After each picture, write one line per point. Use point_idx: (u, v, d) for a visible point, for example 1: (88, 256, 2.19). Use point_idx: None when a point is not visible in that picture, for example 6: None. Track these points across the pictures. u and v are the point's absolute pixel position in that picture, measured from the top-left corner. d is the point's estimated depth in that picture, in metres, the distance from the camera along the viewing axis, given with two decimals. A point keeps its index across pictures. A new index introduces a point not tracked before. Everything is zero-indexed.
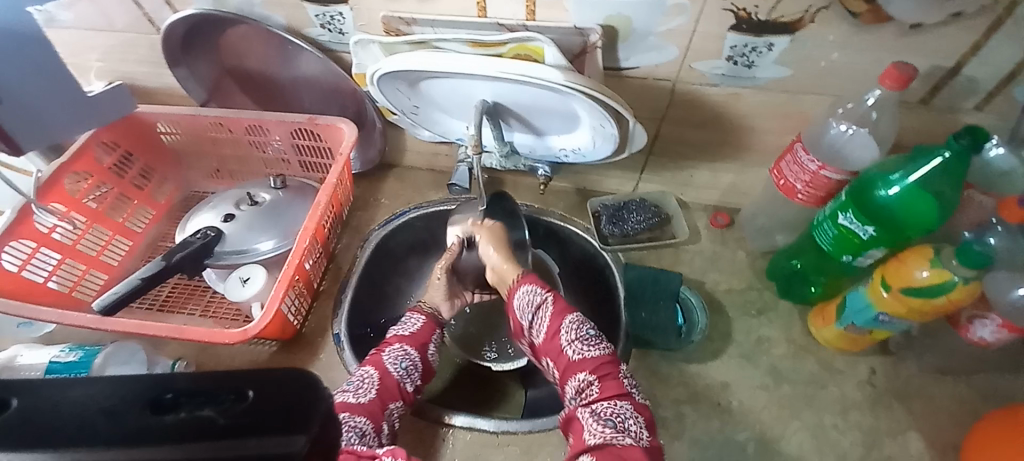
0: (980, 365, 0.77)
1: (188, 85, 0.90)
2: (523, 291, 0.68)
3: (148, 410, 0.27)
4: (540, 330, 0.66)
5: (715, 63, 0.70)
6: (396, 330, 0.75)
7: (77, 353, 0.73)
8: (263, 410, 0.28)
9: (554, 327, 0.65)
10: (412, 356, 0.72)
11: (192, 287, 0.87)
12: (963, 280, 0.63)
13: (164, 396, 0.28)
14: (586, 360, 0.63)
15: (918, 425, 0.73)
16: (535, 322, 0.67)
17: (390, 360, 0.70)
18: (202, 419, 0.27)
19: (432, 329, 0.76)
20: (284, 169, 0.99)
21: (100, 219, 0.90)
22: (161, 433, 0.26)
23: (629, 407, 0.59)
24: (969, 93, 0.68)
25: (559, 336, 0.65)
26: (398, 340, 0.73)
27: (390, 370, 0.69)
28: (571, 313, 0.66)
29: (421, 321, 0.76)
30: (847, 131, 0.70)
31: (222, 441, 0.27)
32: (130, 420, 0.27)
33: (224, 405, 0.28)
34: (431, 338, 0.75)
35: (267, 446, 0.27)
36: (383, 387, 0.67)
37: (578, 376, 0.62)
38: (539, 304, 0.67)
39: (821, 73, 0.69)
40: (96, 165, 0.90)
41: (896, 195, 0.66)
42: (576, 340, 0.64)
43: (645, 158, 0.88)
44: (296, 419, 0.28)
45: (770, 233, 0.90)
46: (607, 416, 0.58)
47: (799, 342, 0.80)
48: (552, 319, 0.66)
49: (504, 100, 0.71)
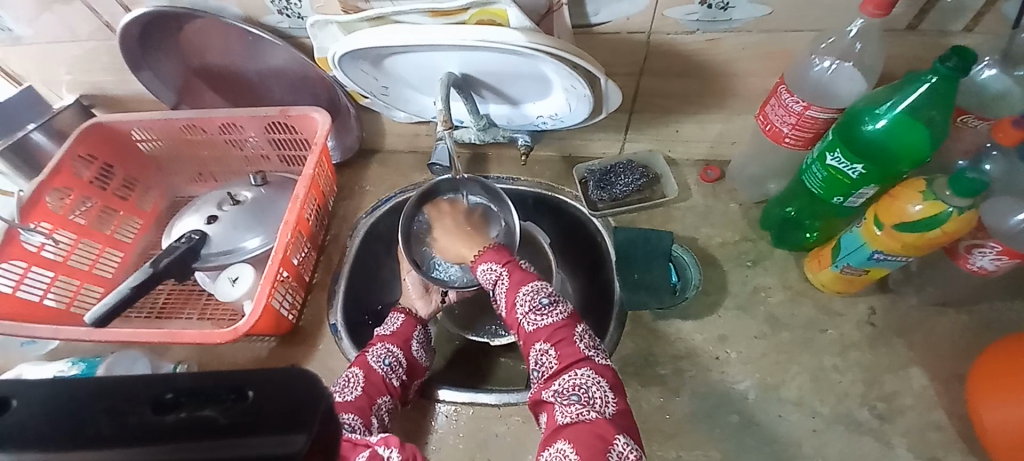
0: (982, 295, 0.76)
1: (156, 89, 0.88)
2: (481, 269, 0.69)
3: (149, 410, 0.25)
4: (501, 304, 0.67)
5: (689, 8, 0.66)
6: (378, 331, 0.77)
7: (79, 366, 0.74)
8: (265, 411, 0.26)
9: (509, 300, 0.66)
10: (395, 352, 0.73)
11: (187, 292, 0.88)
12: (958, 210, 0.61)
13: (164, 395, 0.25)
14: (540, 328, 0.63)
15: (920, 359, 0.72)
16: (496, 296, 0.68)
17: (374, 358, 0.71)
18: (203, 419, 0.25)
19: (413, 326, 0.78)
20: (265, 165, 0.98)
21: (88, 233, 0.90)
22: (160, 433, 0.25)
23: (587, 369, 0.58)
24: (960, 13, 0.64)
25: (516, 308, 0.65)
26: (381, 341, 0.74)
27: (374, 367, 0.70)
28: (528, 282, 0.66)
29: (401, 320, 0.78)
30: (829, 67, 0.67)
31: (222, 441, 0.25)
32: (130, 420, 0.25)
33: (225, 404, 0.26)
34: (412, 334, 0.76)
35: (266, 447, 0.25)
36: (368, 383, 0.68)
37: (535, 347, 0.62)
38: (498, 280, 0.68)
39: (801, 7, 0.65)
40: (75, 179, 0.88)
41: (884, 128, 0.64)
42: (530, 311, 0.63)
43: (627, 117, 0.86)
44: (299, 417, 0.25)
45: (762, 182, 0.88)
46: (570, 391, 0.57)
47: (796, 288, 0.80)
48: (508, 292, 0.66)
49: (470, 70, 0.69)
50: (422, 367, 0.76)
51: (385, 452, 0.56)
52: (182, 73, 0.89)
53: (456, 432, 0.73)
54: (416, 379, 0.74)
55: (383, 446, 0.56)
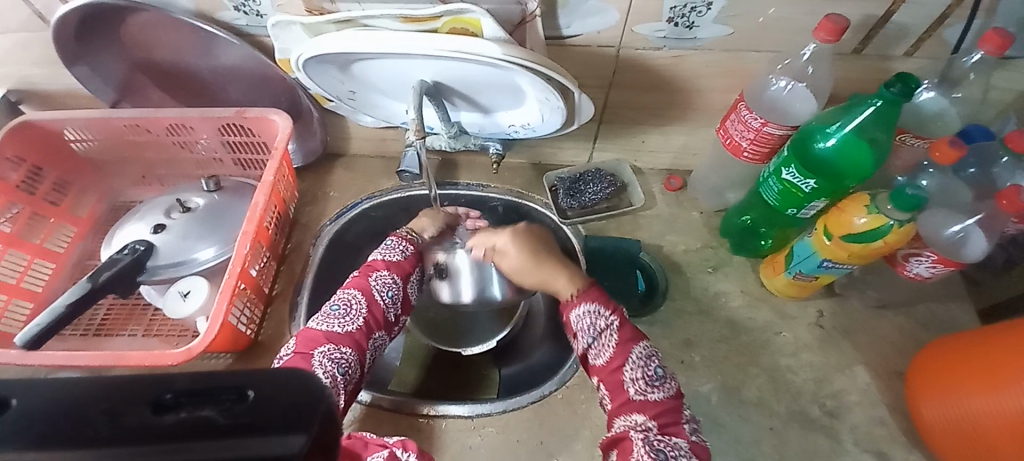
0: (916, 296, 0.84)
1: (93, 85, 0.81)
2: (581, 315, 0.62)
3: (146, 411, 0.22)
4: (602, 355, 0.61)
5: (658, 25, 0.68)
6: (381, 255, 0.75)
7: None
8: (267, 409, 0.23)
9: (616, 362, 0.60)
10: (398, 285, 0.73)
11: (130, 307, 0.81)
12: (898, 223, 0.66)
13: (163, 396, 0.23)
14: (646, 400, 0.58)
15: (863, 358, 0.79)
16: (597, 345, 0.61)
17: (377, 287, 0.70)
18: (202, 419, 0.22)
19: (416, 261, 0.78)
20: (219, 169, 0.92)
21: (15, 242, 0.81)
22: (159, 435, 0.22)
23: (687, 447, 0.56)
24: (899, 40, 0.69)
25: (622, 369, 0.60)
26: (386, 268, 0.73)
27: (377, 298, 0.70)
28: (639, 345, 0.61)
29: (407, 251, 0.77)
30: (785, 87, 0.71)
31: (222, 442, 0.22)
32: (128, 421, 0.22)
33: (224, 404, 0.23)
34: (414, 269, 0.76)
35: (269, 447, 0.22)
36: (369, 314, 0.68)
37: (634, 415, 0.58)
38: (603, 329, 0.62)
39: (760, 29, 0.69)
40: (1, 183, 0.80)
41: (833, 147, 0.69)
42: (642, 378, 0.59)
43: (597, 127, 0.87)
44: (301, 415, 0.23)
45: (721, 191, 0.92)
46: (660, 450, 0.54)
47: (754, 293, 0.84)
48: (616, 351, 0.60)
49: (443, 78, 0.67)
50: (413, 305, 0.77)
51: (402, 455, 0.55)
52: (124, 69, 0.82)
53: (429, 446, 0.72)
54: (408, 315, 0.75)
55: (402, 449, 0.55)
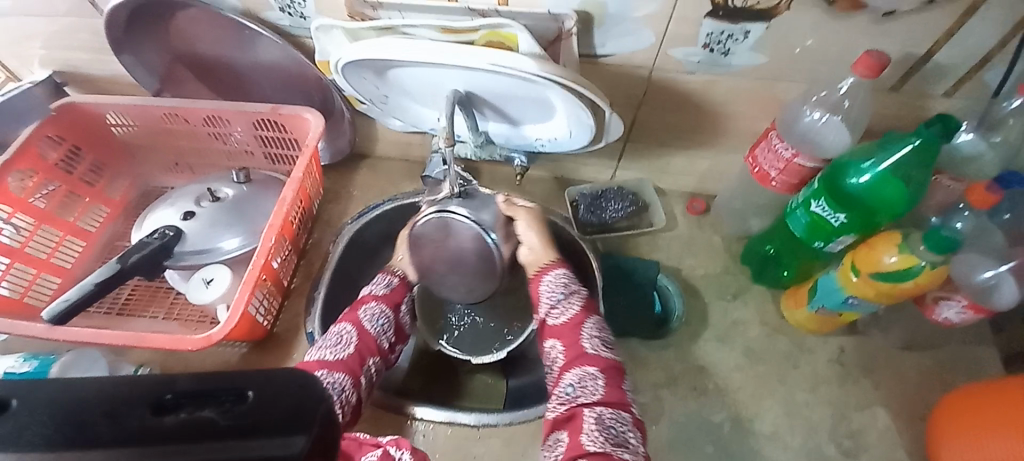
0: (942, 340, 0.81)
1: (138, 73, 0.84)
2: (556, 275, 0.72)
3: (147, 412, 0.23)
4: (563, 315, 0.70)
5: (692, 50, 0.68)
6: (369, 290, 0.79)
7: (31, 363, 0.70)
8: (266, 412, 0.24)
9: (577, 318, 0.69)
10: (387, 314, 0.77)
11: (153, 289, 0.83)
12: (930, 264, 0.64)
13: (164, 397, 0.24)
14: (597, 357, 0.65)
15: (884, 398, 0.76)
16: (563, 305, 0.71)
17: (367, 317, 0.74)
18: (203, 421, 0.24)
19: (404, 292, 0.82)
20: (249, 161, 0.95)
21: (49, 219, 0.84)
22: (160, 436, 0.23)
23: (630, 419, 0.60)
24: (938, 79, 0.68)
25: (581, 329, 0.68)
26: (375, 300, 0.77)
27: (367, 327, 0.73)
28: (595, 317, 0.70)
29: (394, 283, 0.81)
30: (819, 119, 0.70)
31: (223, 444, 0.23)
32: (130, 422, 0.23)
33: (225, 405, 0.24)
34: (403, 299, 0.81)
35: (269, 449, 0.23)
36: (360, 342, 0.71)
37: (584, 368, 0.64)
38: (572, 294, 0.72)
39: (796, 59, 0.68)
40: (41, 161, 0.83)
41: (866, 183, 0.68)
42: (596, 338, 0.67)
43: (622, 146, 0.87)
44: (300, 417, 0.25)
45: (744, 217, 0.91)
46: (609, 424, 0.58)
47: (773, 324, 0.82)
48: (577, 311, 0.70)
49: (476, 89, 0.68)
50: (404, 331, 0.82)
51: (396, 453, 0.55)
52: (166, 60, 0.85)
53: (433, 451, 0.72)
54: (399, 343, 0.80)
55: (395, 447, 0.55)
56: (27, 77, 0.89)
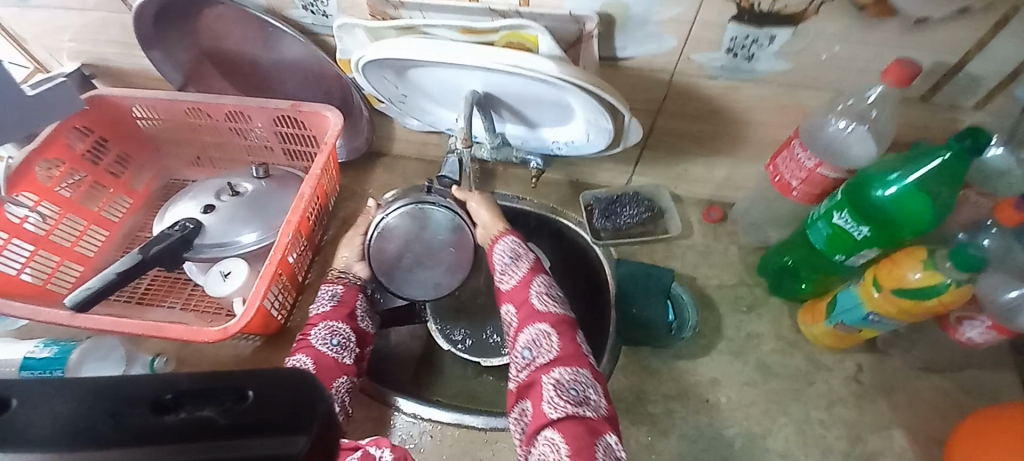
0: (966, 362, 0.78)
1: (164, 68, 0.86)
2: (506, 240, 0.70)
3: (147, 411, 0.24)
4: (512, 277, 0.69)
5: (715, 55, 0.67)
6: (316, 309, 0.73)
7: (51, 350, 0.71)
8: (265, 411, 0.24)
9: (526, 279, 0.68)
10: (341, 329, 0.71)
11: (171, 281, 0.85)
12: (956, 282, 0.62)
13: (164, 395, 0.24)
14: (547, 315, 0.64)
15: (903, 420, 0.74)
16: (511, 269, 0.69)
17: (319, 341, 0.69)
18: (203, 420, 0.24)
19: (354, 295, 0.77)
20: (268, 156, 0.96)
21: (74, 208, 0.86)
22: (161, 435, 0.23)
23: (589, 375, 0.60)
24: (969, 91, 0.66)
25: (528, 287, 0.67)
26: (322, 320, 0.71)
27: (323, 350, 0.68)
28: (543, 271, 0.69)
29: (341, 291, 0.76)
30: (845, 128, 0.69)
31: (222, 443, 0.23)
32: (130, 421, 0.24)
33: (225, 404, 0.24)
34: (355, 305, 0.76)
35: (268, 448, 0.24)
36: (320, 367, 0.67)
37: (536, 327, 0.63)
38: (519, 255, 0.70)
39: (821, 67, 0.67)
40: (68, 152, 0.85)
41: (892, 196, 0.66)
42: (544, 294, 0.66)
43: (639, 151, 0.87)
44: (301, 417, 0.25)
45: (762, 228, 0.89)
46: (568, 385, 0.58)
47: (789, 338, 0.81)
48: (525, 271, 0.68)
49: (494, 90, 0.68)
50: (369, 334, 0.77)
51: (376, 452, 0.55)
52: (193, 55, 0.86)
53: (439, 453, 0.71)
54: (364, 346, 0.75)
55: (375, 446, 0.55)
56: (55, 68, 0.91)
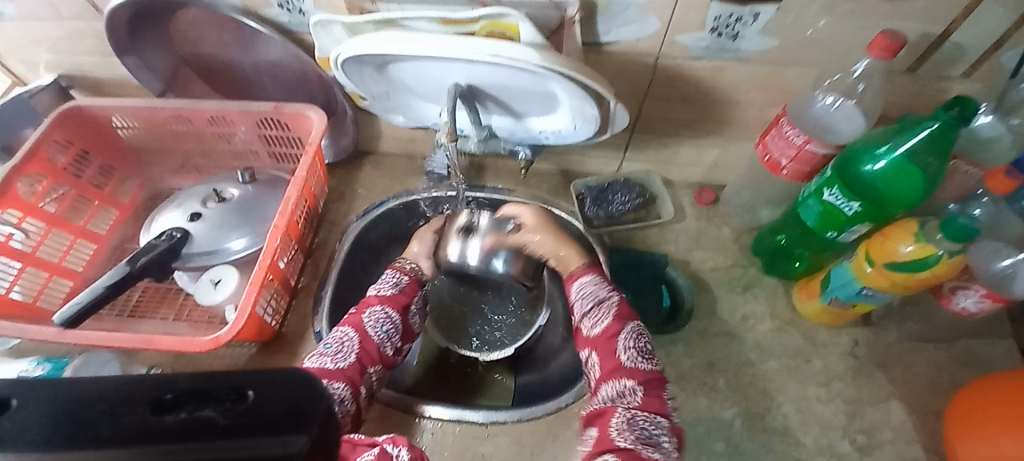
0: (961, 332, 0.79)
1: (141, 75, 0.84)
2: (584, 280, 0.72)
3: (147, 411, 0.23)
4: (598, 325, 0.68)
5: (699, 35, 0.66)
6: (376, 291, 0.75)
7: (44, 367, 0.71)
8: (265, 409, 0.24)
9: (612, 330, 0.67)
10: (392, 318, 0.73)
11: (162, 291, 0.84)
12: (948, 254, 0.62)
13: (164, 396, 0.24)
14: (633, 368, 0.64)
15: (900, 393, 0.74)
16: (597, 315, 0.69)
17: (371, 323, 0.70)
18: (203, 420, 0.23)
19: (414, 290, 0.78)
20: (254, 160, 0.95)
21: (60, 223, 0.85)
22: (159, 435, 0.23)
23: (666, 425, 0.60)
24: (955, 61, 0.66)
25: (615, 338, 0.66)
26: (381, 302, 0.73)
27: (371, 334, 0.70)
28: (632, 323, 0.68)
29: (404, 282, 0.78)
30: (832, 104, 0.68)
31: (222, 442, 0.23)
32: (129, 421, 0.23)
33: (224, 404, 0.24)
34: (412, 300, 0.77)
35: (266, 448, 0.23)
36: (363, 350, 0.68)
37: (621, 380, 0.63)
38: (603, 299, 0.71)
39: (807, 43, 0.66)
40: (49, 166, 0.84)
41: (881, 170, 0.66)
42: (632, 349, 0.65)
43: (628, 137, 0.86)
44: (300, 416, 0.24)
45: (755, 209, 0.89)
46: (641, 425, 0.59)
47: (785, 317, 0.81)
48: (616, 321, 0.68)
49: (477, 82, 0.67)
50: (414, 331, 0.78)
51: (392, 450, 0.55)
52: (171, 61, 0.85)
53: (442, 450, 0.71)
54: (407, 342, 0.76)
55: (392, 445, 0.55)
56: (33, 81, 0.90)
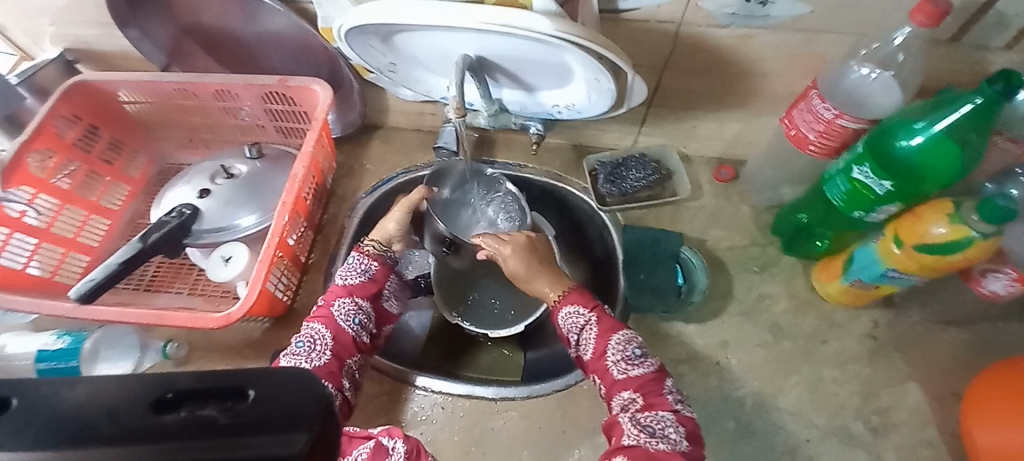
0: (987, 315, 0.76)
1: (144, 48, 0.82)
2: (566, 313, 0.66)
3: (147, 410, 0.23)
4: (587, 349, 0.65)
5: (726, 0, 0.62)
6: (341, 280, 0.72)
7: (65, 340, 0.74)
8: (266, 408, 0.23)
9: (600, 348, 0.64)
10: (363, 307, 0.72)
11: (176, 266, 0.85)
12: (982, 236, 0.59)
13: (164, 394, 0.23)
14: (629, 377, 0.61)
15: (919, 376, 0.72)
16: (581, 341, 0.65)
17: (341, 316, 0.69)
18: (202, 419, 0.23)
19: (384, 277, 0.76)
20: (260, 135, 0.93)
21: (72, 199, 0.85)
22: (158, 435, 0.22)
23: (672, 417, 0.58)
24: (1006, 28, 0.60)
25: (605, 356, 0.63)
26: (348, 293, 0.71)
27: (343, 327, 0.69)
28: (620, 330, 0.64)
29: (375, 268, 0.75)
30: (869, 75, 0.63)
31: (222, 442, 0.22)
32: (128, 421, 0.23)
33: (226, 403, 0.24)
34: (382, 286, 0.75)
35: (268, 447, 0.22)
36: (337, 344, 0.67)
37: (621, 393, 0.61)
38: (584, 326, 0.66)
39: (842, 8, 0.61)
40: (59, 141, 0.83)
41: (918, 146, 0.62)
42: (622, 359, 0.62)
43: (644, 111, 0.82)
44: (301, 414, 0.24)
45: (776, 186, 0.85)
46: (645, 422, 0.57)
47: (802, 297, 0.79)
48: (600, 337, 0.64)
49: (487, 54, 0.64)
50: (388, 313, 0.78)
51: (388, 442, 0.57)
52: (174, 33, 0.83)
53: (451, 424, 0.73)
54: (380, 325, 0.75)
55: (387, 437, 0.57)
56: (38, 54, 0.88)
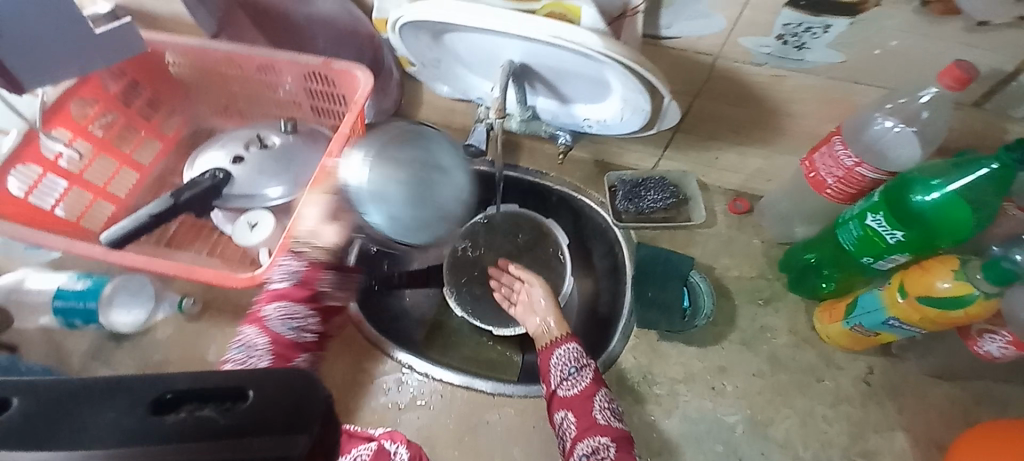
0: (979, 373, 0.77)
1: (199, 14, 0.84)
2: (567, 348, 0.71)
3: (151, 409, 0.31)
4: (575, 386, 0.67)
5: (764, 40, 0.64)
6: (273, 283, 0.67)
7: (84, 283, 0.75)
8: (259, 410, 0.31)
9: (590, 390, 0.67)
10: (300, 309, 0.65)
11: (198, 227, 0.87)
12: (985, 294, 0.61)
13: (165, 395, 0.31)
14: (608, 428, 0.64)
15: (906, 423, 0.74)
16: (574, 377, 0.68)
17: (275, 320, 0.63)
18: (204, 419, 0.30)
19: (315, 274, 0.69)
20: (296, 112, 0.96)
21: (107, 148, 0.88)
22: (164, 430, 0.30)
23: None
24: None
25: (592, 399, 0.66)
26: (277, 298, 0.65)
27: (280, 329, 0.63)
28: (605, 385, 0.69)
29: (299, 268, 0.68)
30: (892, 128, 0.66)
31: (224, 438, 0.30)
32: (136, 417, 0.30)
33: (223, 407, 0.31)
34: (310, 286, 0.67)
35: (267, 445, 0.30)
36: (277, 345, 0.62)
37: (596, 438, 0.63)
38: (580, 365, 0.69)
39: (874, 61, 0.63)
40: (102, 92, 0.86)
41: (933, 201, 0.64)
42: (608, 409, 0.65)
43: (671, 135, 0.84)
44: (296, 421, 0.31)
45: (789, 223, 0.88)
46: None
47: (802, 334, 0.81)
48: (592, 382, 0.68)
49: (531, 61, 0.67)
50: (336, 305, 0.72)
51: (391, 446, 0.59)
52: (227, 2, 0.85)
53: (448, 413, 0.74)
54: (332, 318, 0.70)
55: (389, 441, 0.60)
56: None
